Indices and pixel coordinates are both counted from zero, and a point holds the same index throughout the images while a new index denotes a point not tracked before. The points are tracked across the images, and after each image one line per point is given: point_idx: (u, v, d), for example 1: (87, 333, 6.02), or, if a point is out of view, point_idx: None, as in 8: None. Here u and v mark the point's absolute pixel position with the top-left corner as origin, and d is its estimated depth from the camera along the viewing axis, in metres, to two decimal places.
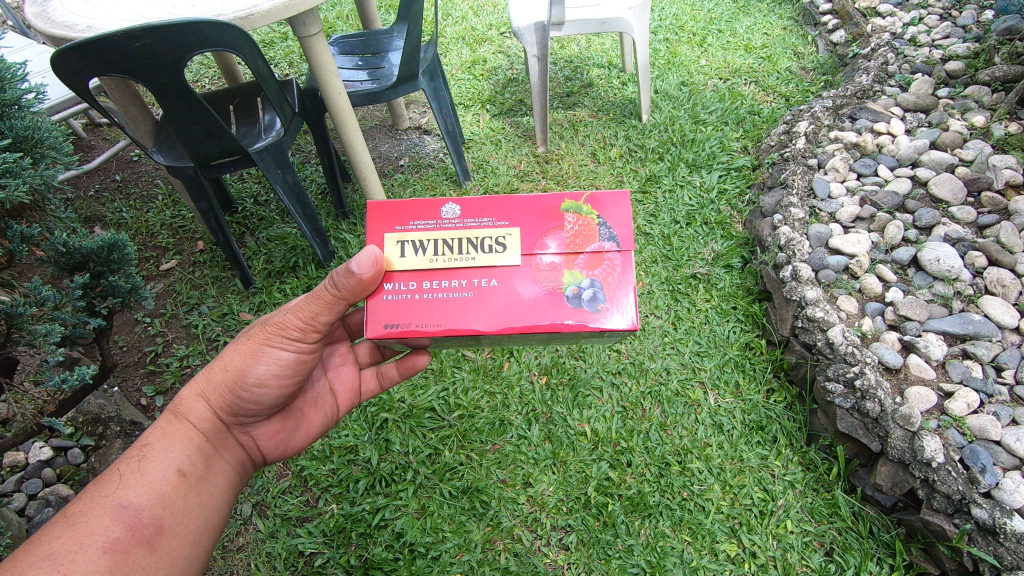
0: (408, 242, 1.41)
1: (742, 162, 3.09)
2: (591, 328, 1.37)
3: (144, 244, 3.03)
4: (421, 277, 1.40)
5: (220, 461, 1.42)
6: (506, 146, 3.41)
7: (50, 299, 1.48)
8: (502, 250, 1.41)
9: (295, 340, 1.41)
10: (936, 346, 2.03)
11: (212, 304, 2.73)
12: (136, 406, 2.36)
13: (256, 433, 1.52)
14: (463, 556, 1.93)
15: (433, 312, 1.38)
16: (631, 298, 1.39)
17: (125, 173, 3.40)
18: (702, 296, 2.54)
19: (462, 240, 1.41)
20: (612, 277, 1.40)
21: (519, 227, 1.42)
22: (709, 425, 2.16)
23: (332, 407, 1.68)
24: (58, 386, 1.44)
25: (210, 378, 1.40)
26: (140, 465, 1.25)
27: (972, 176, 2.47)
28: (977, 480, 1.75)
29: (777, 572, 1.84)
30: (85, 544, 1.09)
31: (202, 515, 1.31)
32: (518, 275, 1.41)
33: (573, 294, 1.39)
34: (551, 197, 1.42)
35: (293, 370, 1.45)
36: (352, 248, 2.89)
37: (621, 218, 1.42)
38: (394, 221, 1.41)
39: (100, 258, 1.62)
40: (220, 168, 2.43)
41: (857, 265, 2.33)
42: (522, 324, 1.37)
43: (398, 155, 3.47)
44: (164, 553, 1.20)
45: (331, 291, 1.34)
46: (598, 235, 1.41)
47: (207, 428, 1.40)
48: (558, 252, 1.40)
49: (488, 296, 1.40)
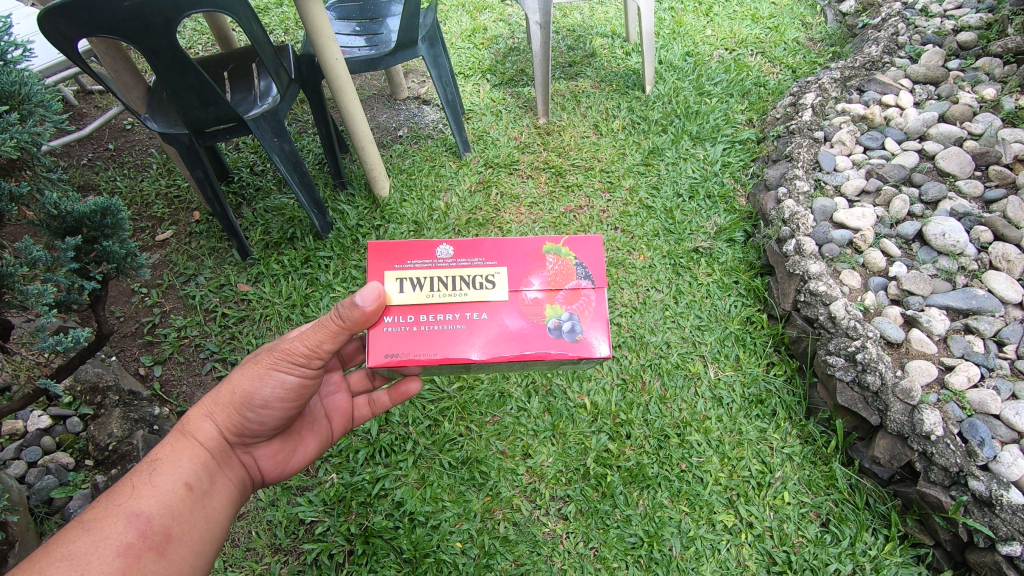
0: (405, 279, 1.44)
1: (747, 135, 3.04)
2: (575, 358, 1.43)
3: (139, 214, 2.98)
4: (418, 311, 1.44)
5: (225, 478, 1.42)
6: (506, 117, 3.34)
7: (42, 260, 1.46)
8: (492, 287, 1.46)
9: (299, 366, 1.39)
10: (938, 321, 2.02)
11: (209, 275, 2.70)
12: (134, 376, 2.36)
13: (257, 453, 1.53)
14: (463, 525, 1.95)
15: (427, 345, 1.42)
16: (607, 330, 1.45)
17: (118, 142, 3.33)
18: (704, 270, 2.52)
19: (455, 276, 1.45)
20: (592, 311, 1.46)
21: (507, 265, 1.47)
22: (709, 398, 2.16)
23: (327, 431, 1.71)
24: (52, 348, 1.41)
25: (217, 399, 1.40)
26: (150, 478, 1.25)
27: (981, 150, 2.43)
28: (975, 453, 1.76)
29: (773, 541, 1.86)
30: (99, 547, 1.10)
31: (207, 528, 1.31)
32: (506, 307, 1.45)
33: (556, 327, 1.45)
34: (535, 237, 1.48)
35: (298, 394, 1.46)
36: (350, 220, 2.85)
37: (598, 257, 1.48)
38: (392, 257, 1.45)
39: (94, 223, 1.59)
40: (215, 135, 2.36)
41: (861, 240, 2.30)
42: (512, 355, 1.42)
43: (397, 125, 3.40)
44: (172, 561, 1.20)
45: (337, 321, 1.34)
46: (577, 273, 1.47)
47: (213, 446, 1.39)
48: (542, 288, 1.46)
49: (480, 329, 1.44)
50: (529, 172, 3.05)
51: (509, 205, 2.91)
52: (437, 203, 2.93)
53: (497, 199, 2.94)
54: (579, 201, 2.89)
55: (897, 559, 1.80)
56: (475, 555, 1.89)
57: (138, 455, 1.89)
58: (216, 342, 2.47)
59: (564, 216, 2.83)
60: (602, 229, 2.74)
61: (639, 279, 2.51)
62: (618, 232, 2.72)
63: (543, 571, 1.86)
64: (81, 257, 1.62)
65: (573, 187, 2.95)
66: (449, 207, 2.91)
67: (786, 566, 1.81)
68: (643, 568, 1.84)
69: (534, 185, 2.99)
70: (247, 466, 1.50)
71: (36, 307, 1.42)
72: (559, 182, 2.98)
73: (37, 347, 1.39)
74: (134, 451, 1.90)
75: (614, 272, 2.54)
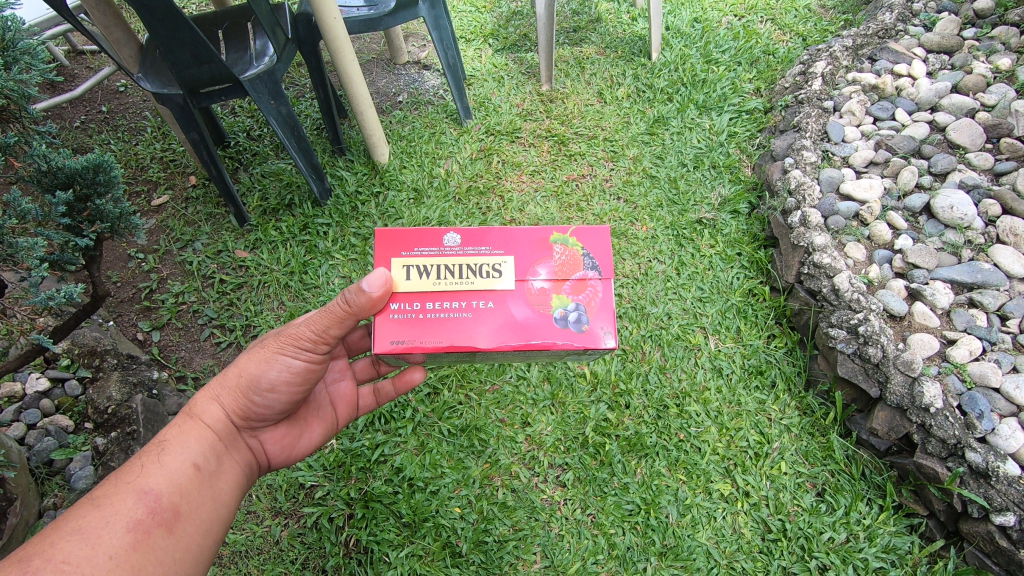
0: (412, 267, 1.43)
1: (754, 104, 2.98)
2: (582, 348, 1.40)
3: (134, 178, 2.93)
4: (425, 298, 1.42)
5: (234, 460, 1.42)
6: (508, 83, 3.26)
7: (32, 214, 1.42)
8: (498, 276, 1.45)
9: (306, 350, 1.40)
10: (942, 294, 2.01)
11: (207, 241, 2.67)
12: (133, 341, 2.35)
13: (265, 437, 1.53)
14: (462, 491, 1.97)
15: (434, 332, 1.40)
16: (613, 322, 1.42)
17: (111, 104, 3.25)
18: (707, 242, 2.50)
19: (462, 264, 1.45)
20: (599, 302, 1.44)
21: (513, 256, 1.47)
22: (709, 369, 2.16)
23: (332, 417, 1.72)
24: (44, 303, 1.38)
25: (224, 383, 1.40)
26: (159, 457, 1.26)
27: (993, 122, 2.38)
28: (973, 426, 1.77)
29: (768, 510, 1.88)
30: (109, 522, 1.11)
31: (216, 508, 1.31)
32: (513, 296, 1.44)
33: (562, 316, 1.43)
34: (541, 229, 1.49)
35: (304, 378, 1.46)
36: (349, 187, 2.81)
37: (604, 248, 1.48)
38: (400, 247, 1.44)
39: (86, 180, 1.55)
40: (210, 96, 2.30)
41: (868, 212, 2.27)
42: (519, 343, 1.40)
43: (396, 90, 3.32)
44: (181, 538, 1.20)
45: (343, 307, 1.34)
46: (583, 264, 1.46)
47: (221, 429, 1.39)
48: (548, 278, 1.45)
49: (486, 317, 1.42)
50: (531, 140, 3.00)
51: (511, 173, 2.86)
52: (437, 171, 2.88)
53: (499, 167, 2.89)
54: (581, 170, 2.84)
55: (891, 528, 1.82)
56: (474, 520, 1.91)
57: (137, 418, 1.89)
58: (214, 308, 2.45)
59: (566, 185, 2.78)
60: (604, 198, 2.70)
61: (641, 250, 2.49)
62: (620, 202, 2.69)
63: (541, 536, 1.88)
64: (74, 215, 1.58)
65: (576, 155, 2.90)
66: (449, 174, 2.86)
67: (780, 533, 1.84)
68: (640, 534, 1.86)
69: (536, 153, 2.93)
70: (254, 449, 1.50)
71: (27, 262, 1.40)
72: (562, 151, 2.93)
73: (28, 301, 1.36)
74: (133, 414, 1.90)
75: (616, 242, 2.52)
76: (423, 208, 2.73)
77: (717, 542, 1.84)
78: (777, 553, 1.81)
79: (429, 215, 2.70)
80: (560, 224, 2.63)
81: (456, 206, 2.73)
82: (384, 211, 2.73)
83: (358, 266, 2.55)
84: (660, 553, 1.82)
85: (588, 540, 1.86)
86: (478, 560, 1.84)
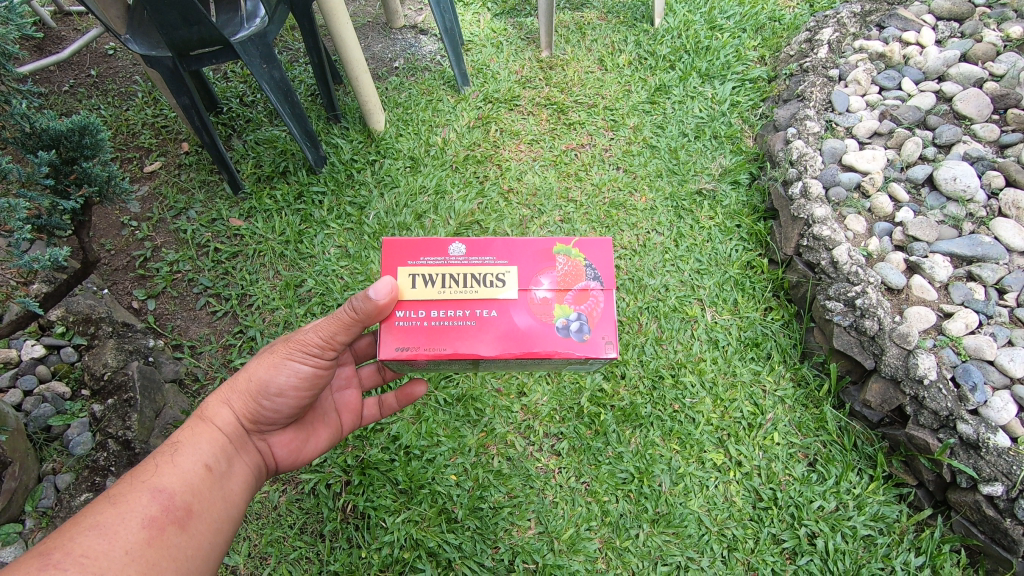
0: (418, 275, 1.42)
1: (758, 73, 2.92)
2: (581, 358, 1.39)
3: (126, 145, 2.88)
4: (429, 306, 1.41)
5: (242, 463, 1.42)
6: (507, 49, 3.18)
7: (14, 174, 1.40)
8: (501, 286, 1.43)
9: (314, 355, 1.41)
10: (941, 267, 2.00)
11: (201, 209, 2.63)
12: (128, 309, 2.34)
13: (273, 441, 1.53)
14: (458, 459, 1.99)
15: (438, 341, 1.39)
16: (614, 334, 1.41)
17: (101, 68, 3.17)
18: (706, 213, 2.47)
19: (466, 273, 1.43)
20: (600, 312, 1.42)
21: (517, 265, 1.45)
22: (704, 341, 2.16)
23: (338, 424, 1.70)
24: (29, 267, 1.38)
25: (234, 386, 1.41)
26: (172, 457, 1.27)
27: (1001, 92, 2.34)
28: (966, 398, 1.78)
29: (760, 479, 1.91)
30: (125, 518, 1.12)
31: (226, 508, 1.31)
32: (516, 306, 1.42)
33: (562, 326, 1.41)
34: (544, 239, 1.46)
35: (312, 383, 1.46)
36: (344, 155, 2.76)
37: (606, 259, 1.45)
38: (406, 255, 1.42)
39: (71, 142, 1.52)
40: (200, 60, 2.23)
41: (869, 183, 2.25)
42: (521, 353, 1.39)
43: (392, 56, 3.24)
44: (193, 536, 1.21)
45: (351, 314, 1.35)
46: (584, 275, 1.44)
47: (231, 432, 1.40)
48: (550, 288, 1.43)
49: (489, 325, 1.41)
50: (530, 109, 2.94)
51: (509, 141, 2.81)
52: (434, 139, 2.83)
53: (497, 135, 2.84)
54: (581, 139, 2.80)
55: (880, 497, 1.85)
56: (469, 487, 1.94)
57: (134, 385, 1.89)
58: (209, 277, 2.44)
59: (565, 154, 2.74)
60: (604, 168, 2.67)
61: (639, 221, 2.47)
62: (620, 172, 2.65)
63: (536, 503, 1.90)
64: (60, 177, 1.56)
65: (575, 124, 2.85)
66: (446, 143, 2.81)
67: (771, 502, 1.87)
68: (633, 502, 1.89)
69: (535, 122, 2.88)
70: (263, 453, 1.49)
71: (9, 223, 1.37)
72: (561, 119, 2.87)
73: (12, 263, 1.36)
74: (129, 381, 1.90)
75: (614, 214, 2.50)
76: (419, 177, 2.69)
77: (709, 510, 1.87)
78: (768, 521, 1.84)
79: (426, 184, 2.66)
80: (559, 195, 2.60)
81: (453, 175, 2.70)
82: (379, 179, 2.70)
83: (354, 236, 2.53)
84: (653, 520, 1.85)
85: (582, 507, 1.89)
86: (473, 525, 1.87)
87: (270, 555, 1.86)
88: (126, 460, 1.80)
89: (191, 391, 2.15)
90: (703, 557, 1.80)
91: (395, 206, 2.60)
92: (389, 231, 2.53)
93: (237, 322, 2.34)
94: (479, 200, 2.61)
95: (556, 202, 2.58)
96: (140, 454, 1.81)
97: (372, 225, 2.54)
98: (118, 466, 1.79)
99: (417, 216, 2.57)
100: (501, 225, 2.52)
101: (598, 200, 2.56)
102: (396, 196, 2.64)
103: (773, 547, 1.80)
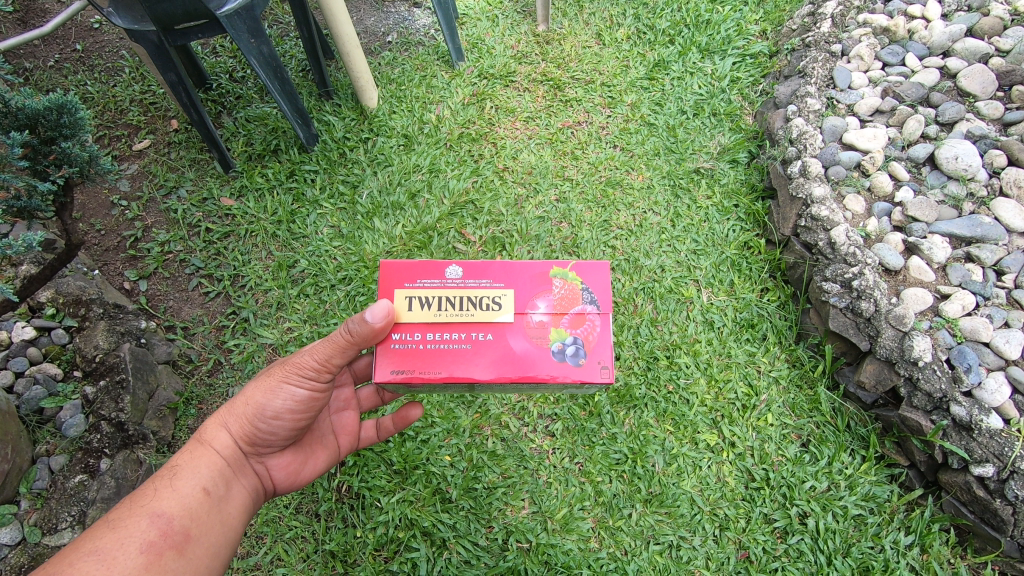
0: (415, 298, 1.40)
1: (759, 48, 2.85)
2: (577, 382, 1.38)
3: (114, 122, 2.82)
4: (426, 328, 1.39)
5: (241, 486, 1.41)
6: (503, 23, 3.10)
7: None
8: (497, 309, 1.41)
9: (310, 378, 1.40)
10: (940, 248, 1.97)
11: (191, 188, 2.60)
12: (120, 290, 2.31)
13: (272, 464, 1.51)
14: (452, 440, 1.99)
15: (433, 363, 1.37)
16: (610, 358, 1.39)
17: (86, 42, 3.09)
18: (704, 193, 2.44)
19: (463, 297, 1.41)
20: (596, 336, 1.41)
21: (513, 289, 1.43)
22: (700, 322, 2.15)
23: (337, 446, 1.67)
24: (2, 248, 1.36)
25: (232, 410, 1.40)
26: (170, 482, 1.27)
27: (1007, 68, 2.28)
28: (960, 379, 1.77)
29: (753, 460, 1.92)
30: (124, 544, 1.13)
31: (224, 533, 1.31)
32: (512, 329, 1.41)
33: (559, 349, 1.39)
34: (541, 262, 1.44)
35: (309, 406, 1.45)
36: (336, 133, 2.71)
37: (603, 283, 1.44)
38: (403, 278, 1.41)
39: (50, 121, 1.49)
40: (185, 34, 2.17)
41: (869, 162, 2.21)
42: (517, 376, 1.37)
43: (385, 29, 3.16)
44: (191, 561, 1.21)
45: (346, 337, 1.33)
46: (581, 299, 1.42)
47: (229, 455, 1.39)
48: (547, 311, 1.41)
49: (485, 348, 1.39)
50: (526, 85, 2.88)
51: (504, 119, 2.76)
52: (428, 116, 2.78)
53: (492, 112, 2.79)
54: (577, 116, 2.75)
55: (872, 477, 1.86)
56: (464, 467, 1.94)
57: (126, 367, 1.88)
58: (201, 258, 2.41)
59: (561, 132, 2.69)
60: (600, 147, 2.63)
61: (636, 201, 2.44)
62: (617, 150, 2.61)
63: (529, 483, 1.92)
64: (38, 158, 1.52)
65: (572, 101, 2.79)
66: (440, 120, 2.76)
67: (763, 482, 1.88)
68: (626, 482, 1.90)
69: (531, 98, 2.82)
70: (262, 475, 1.47)
71: None
72: (557, 96, 2.82)
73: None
74: (121, 363, 1.89)
75: (611, 193, 2.47)
76: (413, 155, 2.65)
77: (701, 490, 1.88)
78: (760, 501, 1.85)
79: (420, 163, 2.62)
80: (554, 173, 2.57)
81: (447, 154, 2.65)
82: (373, 158, 2.65)
83: (347, 215, 2.49)
84: (645, 500, 1.87)
85: (576, 488, 1.90)
86: (467, 505, 1.88)
87: (265, 535, 1.87)
88: (120, 441, 1.82)
89: (186, 372, 2.13)
90: (695, 536, 1.81)
91: (389, 185, 2.56)
92: (383, 210, 2.49)
93: (229, 303, 2.33)
94: (474, 179, 2.57)
95: (552, 181, 2.54)
96: (134, 435, 1.84)
97: (365, 204, 2.51)
98: (112, 448, 1.80)
99: (411, 196, 2.53)
100: (495, 204, 2.49)
101: (594, 179, 2.53)
102: (389, 175, 2.60)
103: (764, 526, 1.82)
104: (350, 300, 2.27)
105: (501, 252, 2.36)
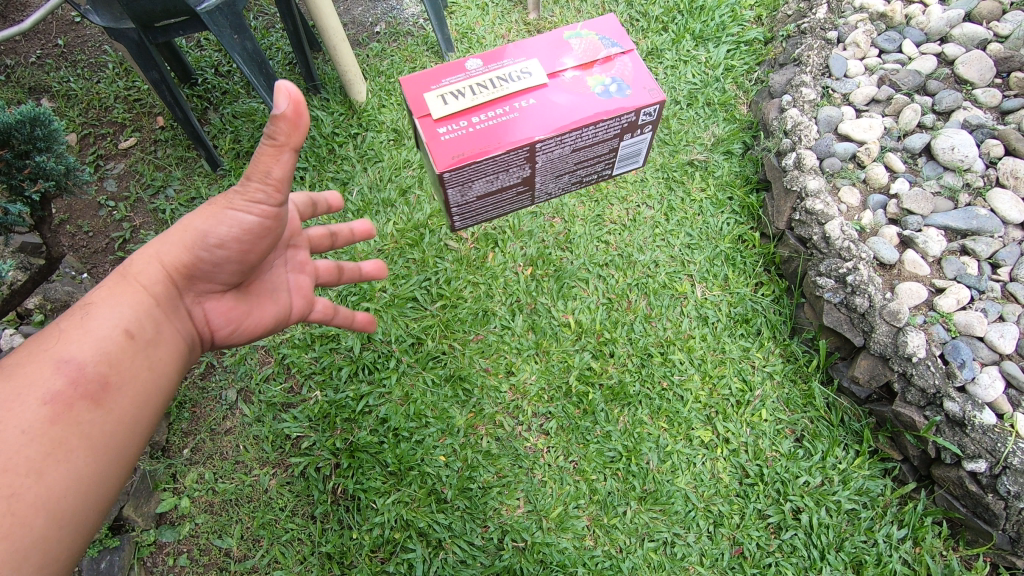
0: (446, 93, 1.65)
1: (754, 34, 2.80)
2: (629, 109, 1.70)
3: (98, 120, 2.77)
4: (469, 115, 1.64)
5: (174, 329, 1.39)
6: (493, 11, 3.04)
7: None
8: (530, 75, 1.69)
9: (257, 203, 1.26)
10: (935, 242, 1.95)
11: (179, 187, 2.56)
12: None
13: (209, 306, 1.46)
14: (446, 440, 1.98)
15: (490, 137, 1.62)
16: (649, 82, 1.74)
17: (68, 37, 3.02)
18: (698, 185, 2.42)
19: (493, 77, 1.68)
20: (627, 71, 1.75)
21: (537, 57, 1.73)
22: (694, 317, 2.14)
23: (288, 305, 1.64)
24: None
25: (166, 235, 1.34)
26: (82, 324, 1.26)
27: (1005, 55, 2.24)
28: (954, 375, 1.77)
29: (747, 456, 1.92)
30: (26, 389, 1.15)
31: (151, 382, 1.32)
32: (551, 87, 1.70)
33: (601, 89, 1.71)
34: (552, 31, 1.78)
35: (258, 237, 1.34)
36: (325, 128, 2.67)
37: (632, 64, 1.76)
38: (429, 82, 1.67)
39: (23, 135, 1.46)
40: (167, 31, 2.15)
41: (865, 153, 2.17)
42: (568, 121, 1.67)
43: (373, 20, 3.10)
44: (112, 409, 1.24)
45: (271, 145, 1.13)
46: (602, 48, 1.75)
47: (160, 292, 1.35)
48: (575, 65, 1.73)
49: (531, 112, 1.66)
50: None
51: None
52: None
53: None
54: None
55: (865, 472, 1.87)
56: (458, 467, 1.94)
57: None
58: None
59: None
60: None
61: (629, 195, 2.41)
62: None
63: (524, 482, 1.91)
64: (13, 172, 1.49)
65: None
66: None
67: (757, 478, 1.88)
68: (621, 480, 1.90)
69: None
70: (198, 320, 1.44)
71: None
72: None
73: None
74: None
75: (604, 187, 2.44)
76: (404, 150, 2.61)
77: (696, 487, 1.89)
78: (754, 497, 1.86)
79: (410, 158, 2.58)
80: None
81: None
82: (362, 153, 2.61)
83: (337, 213, 2.46)
84: (640, 498, 1.87)
85: (570, 486, 1.90)
86: (463, 505, 1.88)
87: (262, 538, 1.88)
88: None
89: None
90: (690, 533, 1.82)
91: (379, 182, 2.53)
92: (373, 208, 2.46)
93: None
94: None
95: None
96: None
97: (355, 202, 2.47)
98: None
99: (402, 192, 2.50)
100: None
101: None
102: (379, 171, 2.56)
103: (758, 522, 1.83)
104: (342, 299, 2.25)
105: (494, 248, 2.33)
